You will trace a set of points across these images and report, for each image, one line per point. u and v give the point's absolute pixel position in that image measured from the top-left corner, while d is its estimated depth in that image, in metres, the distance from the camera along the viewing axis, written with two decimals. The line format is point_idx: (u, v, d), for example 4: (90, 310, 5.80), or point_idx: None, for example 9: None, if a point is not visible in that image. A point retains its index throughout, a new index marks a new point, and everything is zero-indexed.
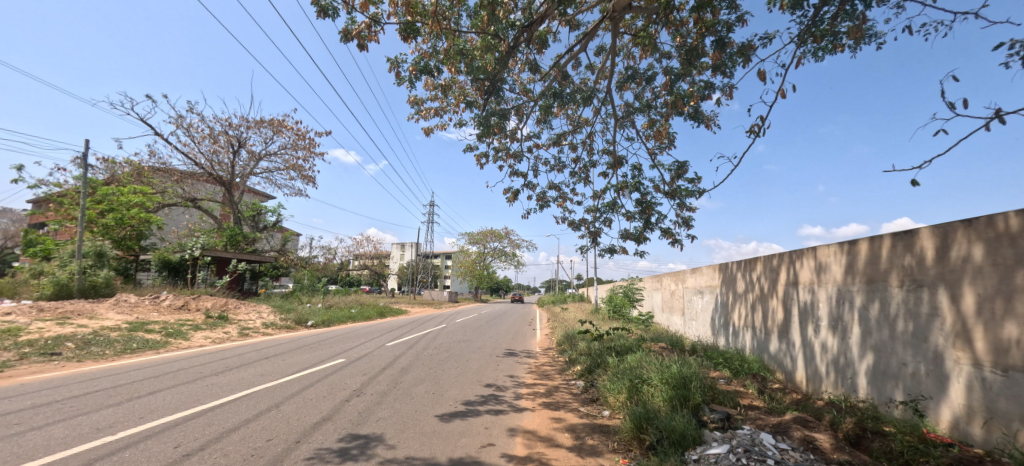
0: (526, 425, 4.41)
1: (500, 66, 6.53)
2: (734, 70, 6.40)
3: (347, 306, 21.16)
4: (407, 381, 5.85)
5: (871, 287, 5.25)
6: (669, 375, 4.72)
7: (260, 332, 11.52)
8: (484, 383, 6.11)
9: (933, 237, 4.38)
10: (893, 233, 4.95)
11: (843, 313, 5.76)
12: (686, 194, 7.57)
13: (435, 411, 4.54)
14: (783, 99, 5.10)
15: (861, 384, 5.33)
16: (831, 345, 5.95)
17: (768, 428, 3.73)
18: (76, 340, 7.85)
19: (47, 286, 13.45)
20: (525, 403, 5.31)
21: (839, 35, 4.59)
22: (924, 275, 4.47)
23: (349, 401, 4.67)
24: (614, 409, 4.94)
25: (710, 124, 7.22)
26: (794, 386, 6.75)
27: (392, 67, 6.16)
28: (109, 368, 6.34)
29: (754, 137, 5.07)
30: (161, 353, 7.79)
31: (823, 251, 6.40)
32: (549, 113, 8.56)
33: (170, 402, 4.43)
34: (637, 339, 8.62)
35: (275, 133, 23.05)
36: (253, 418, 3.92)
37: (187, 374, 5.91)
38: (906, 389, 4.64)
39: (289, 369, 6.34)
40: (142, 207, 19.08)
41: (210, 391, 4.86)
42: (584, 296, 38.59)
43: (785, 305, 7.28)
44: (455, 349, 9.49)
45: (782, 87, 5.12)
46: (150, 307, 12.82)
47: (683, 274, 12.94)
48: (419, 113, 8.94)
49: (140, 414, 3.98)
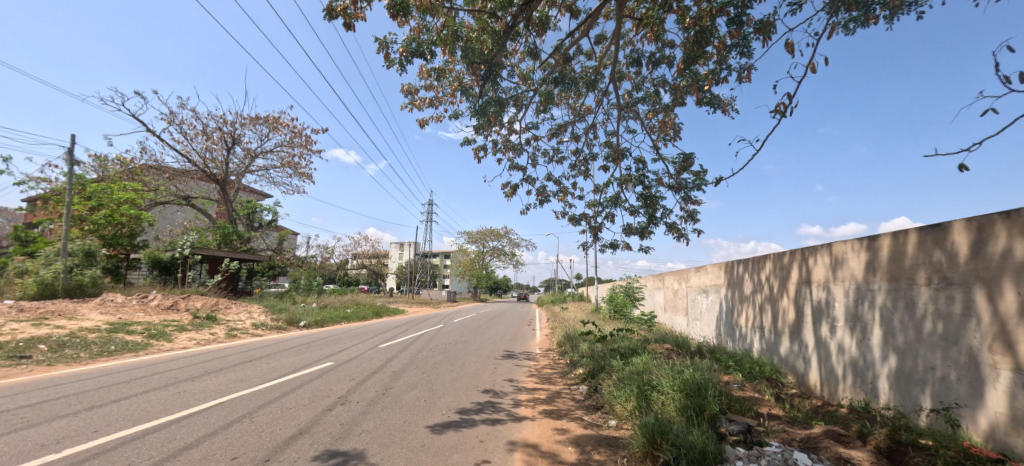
0: (525, 438, 3.99)
1: (497, 50, 6.14)
2: (751, 50, 5.98)
3: (342, 306, 20.72)
4: (397, 387, 5.43)
5: (894, 286, 4.86)
6: (682, 382, 4.32)
7: (248, 333, 11.11)
8: (481, 389, 5.71)
9: (968, 231, 3.98)
10: (920, 227, 4.56)
11: (862, 313, 5.36)
12: (693, 186, 7.19)
13: (426, 422, 4.15)
14: (811, 75, 4.64)
15: (882, 388, 4.95)
16: (848, 346, 5.56)
17: (797, 443, 3.34)
18: (49, 343, 7.42)
19: (30, 286, 13.08)
20: (524, 411, 4.89)
21: (872, 5, 4.22)
22: (956, 273, 4.09)
23: (331, 410, 4.26)
24: (621, 419, 4.53)
25: (728, 108, 6.84)
26: (808, 389, 6.37)
27: (381, 49, 5.75)
28: (79, 373, 5.89)
29: (779, 118, 4.58)
30: (140, 356, 7.37)
31: (838, 247, 6.00)
32: (549, 102, 8.20)
33: (133, 412, 4.02)
34: (640, 340, 8.26)
35: (271, 130, 22.73)
36: (219, 431, 3.53)
37: (161, 379, 5.50)
38: (936, 396, 4.26)
39: (273, 373, 5.93)
40: (133, 204, 18.64)
41: (179, 400, 4.45)
42: (583, 295, 38.03)
43: (797, 305, 6.89)
44: (452, 351, 9.12)
45: (811, 62, 4.65)
46: (137, 307, 12.40)
47: (687, 272, 12.57)
48: (414, 102, 8.59)
49: (94, 428, 3.57)
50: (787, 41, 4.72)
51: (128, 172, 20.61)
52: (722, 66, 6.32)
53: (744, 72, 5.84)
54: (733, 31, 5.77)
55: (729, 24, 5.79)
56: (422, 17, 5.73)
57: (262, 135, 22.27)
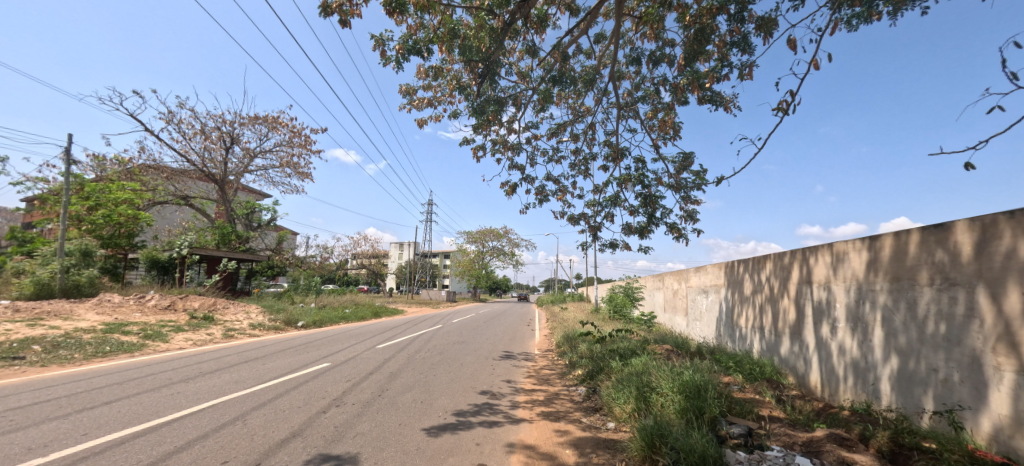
0: (523, 440, 3.93)
1: (495, 47, 6.09)
2: (752, 47, 5.93)
3: (341, 306, 20.65)
4: (394, 388, 5.36)
5: (896, 286, 4.79)
6: (682, 384, 4.26)
7: (245, 333, 11.05)
8: (478, 390, 5.65)
9: (971, 231, 3.92)
10: (922, 227, 4.50)
11: (864, 313, 5.30)
12: (693, 186, 7.13)
13: (422, 424, 4.08)
14: (814, 72, 4.57)
15: (883, 390, 4.89)
16: (849, 347, 5.50)
17: (798, 447, 3.28)
18: (44, 343, 7.35)
19: (27, 286, 13.02)
20: (522, 413, 4.82)
21: (875, 1, 4.16)
22: (959, 273, 4.03)
23: (325, 412, 4.20)
24: (620, 421, 4.46)
25: (729, 106, 6.78)
26: (808, 390, 6.31)
27: (378, 46, 5.69)
28: (73, 374, 5.83)
29: (782, 116, 4.50)
30: (136, 357, 7.30)
31: (839, 247, 5.94)
32: (548, 100, 8.14)
33: (124, 414, 3.96)
34: (640, 340, 8.21)
35: (270, 130, 22.67)
36: (210, 433, 3.48)
37: (155, 380, 5.44)
38: (938, 397, 4.20)
39: (269, 374, 5.87)
40: (132, 205, 18.74)
41: (172, 401, 4.39)
42: (582, 295, 37.95)
43: (797, 306, 6.83)
44: (449, 351, 9.07)
45: (814, 59, 4.59)
46: (134, 307, 12.34)
47: (686, 273, 12.52)
48: (412, 102, 8.53)
49: (83, 430, 3.52)
50: (790, 36, 4.66)
51: (126, 172, 20.56)
52: (723, 64, 6.27)
53: (746, 69, 5.78)
54: (733, 28, 5.72)
55: (730, 21, 5.73)
56: (419, 15, 5.67)
57: (261, 135, 22.21)
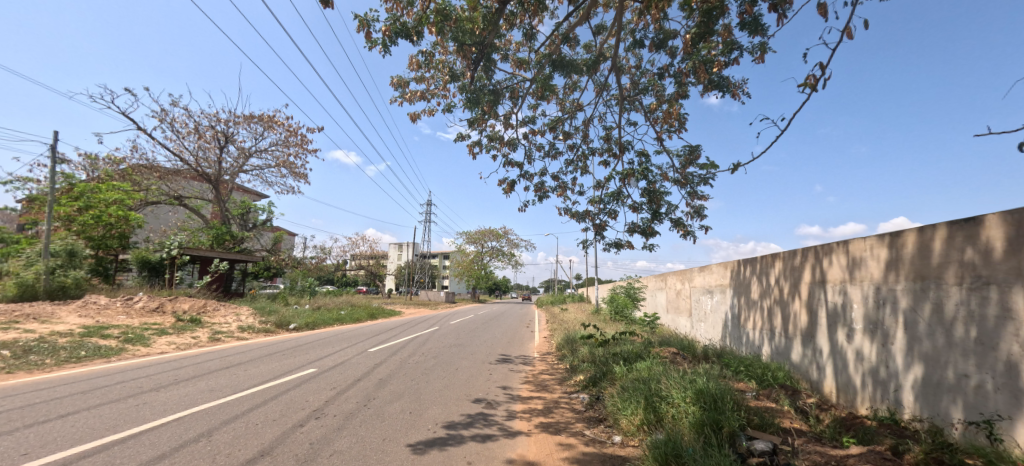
0: (522, 456, 3.54)
1: (489, 30, 5.69)
2: (767, 26, 5.52)
3: (336, 308, 20.26)
4: (381, 397, 4.98)
5: (920, 286, 4.39)
6: (696, 393, 3.91)
7: (233, 336, 10.59)
8: (472, 398, 5.26)
9: (1006, 225, 3.52)
10: (951, 221, 4.11)
11: (884, 317, 4.90)
12: (699, 181, 6.76)
13: (408, 439, 3.70)
14: (846, 42, 4.14)
15: (908, 399, 4.46)
16: (868, 353, 5.10)
17: None
18: (14, 348, 6.96)
19: (9, 287, 12.63)
20: (519, 425, 4.41)
21: None
22: (993, 270, 3.64)
23: (301, 427, 3.82)
24: (627, 434, 4.05)
25: (737, 92, 6.41)
26: (822, 397, 5.90)
27: (361, 26, 5.31)
28: (36, 382, 5.41)
29: (810, 91, 4.09)
30: (111, 362, 6.89)
31: (857, 246, 5.52)
32: (547, 89, 7.76)
33: (77, 430, 3.55)
34: (645, 343, 7.80)
35: (265, 129, 22.26)
36: (167, 453, 3.09)
37: (124, 388, 5.04)
38: (971, 406, 3.79)
39: (248, 382, 5.47)
40: (122, 205, 18.08)
41: (134, 414, 3.98)
42: (582, 296, 37.47)
43: (809, 308, 6.44)
44: (445, 355, 8.67)
45: (845, 28, 4.15)
46: (120, 309, 11.93)
47: (691, 273, 12.07)
48: (403, 95, 8.13)
49: (23, 450, 3.11)
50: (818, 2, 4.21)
51: (118, 171, 20.09)
52: (732, 47, 5.87)
53: (760, 48, 5.38)
54: (745, 8, 5.32)
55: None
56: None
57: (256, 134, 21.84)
